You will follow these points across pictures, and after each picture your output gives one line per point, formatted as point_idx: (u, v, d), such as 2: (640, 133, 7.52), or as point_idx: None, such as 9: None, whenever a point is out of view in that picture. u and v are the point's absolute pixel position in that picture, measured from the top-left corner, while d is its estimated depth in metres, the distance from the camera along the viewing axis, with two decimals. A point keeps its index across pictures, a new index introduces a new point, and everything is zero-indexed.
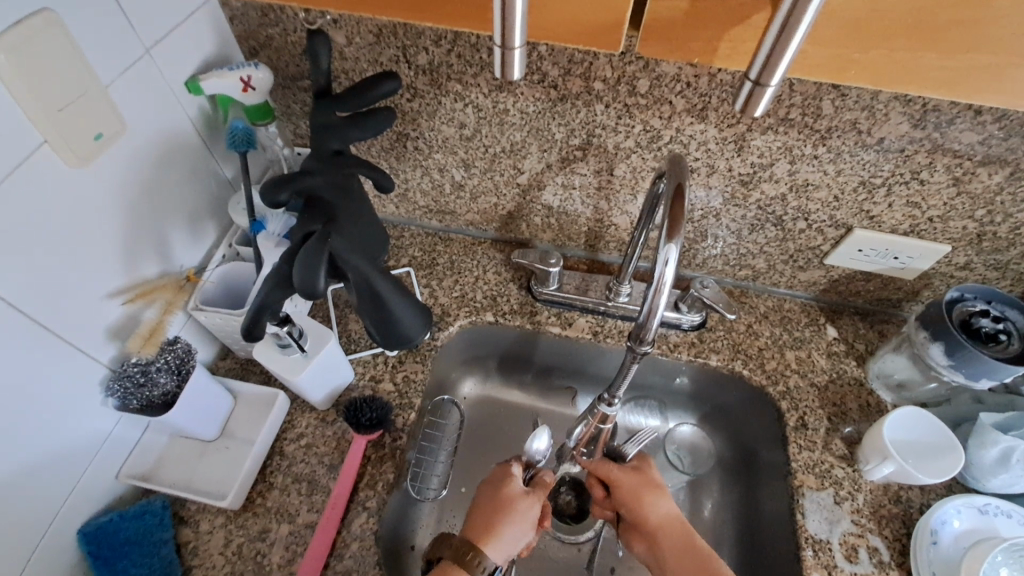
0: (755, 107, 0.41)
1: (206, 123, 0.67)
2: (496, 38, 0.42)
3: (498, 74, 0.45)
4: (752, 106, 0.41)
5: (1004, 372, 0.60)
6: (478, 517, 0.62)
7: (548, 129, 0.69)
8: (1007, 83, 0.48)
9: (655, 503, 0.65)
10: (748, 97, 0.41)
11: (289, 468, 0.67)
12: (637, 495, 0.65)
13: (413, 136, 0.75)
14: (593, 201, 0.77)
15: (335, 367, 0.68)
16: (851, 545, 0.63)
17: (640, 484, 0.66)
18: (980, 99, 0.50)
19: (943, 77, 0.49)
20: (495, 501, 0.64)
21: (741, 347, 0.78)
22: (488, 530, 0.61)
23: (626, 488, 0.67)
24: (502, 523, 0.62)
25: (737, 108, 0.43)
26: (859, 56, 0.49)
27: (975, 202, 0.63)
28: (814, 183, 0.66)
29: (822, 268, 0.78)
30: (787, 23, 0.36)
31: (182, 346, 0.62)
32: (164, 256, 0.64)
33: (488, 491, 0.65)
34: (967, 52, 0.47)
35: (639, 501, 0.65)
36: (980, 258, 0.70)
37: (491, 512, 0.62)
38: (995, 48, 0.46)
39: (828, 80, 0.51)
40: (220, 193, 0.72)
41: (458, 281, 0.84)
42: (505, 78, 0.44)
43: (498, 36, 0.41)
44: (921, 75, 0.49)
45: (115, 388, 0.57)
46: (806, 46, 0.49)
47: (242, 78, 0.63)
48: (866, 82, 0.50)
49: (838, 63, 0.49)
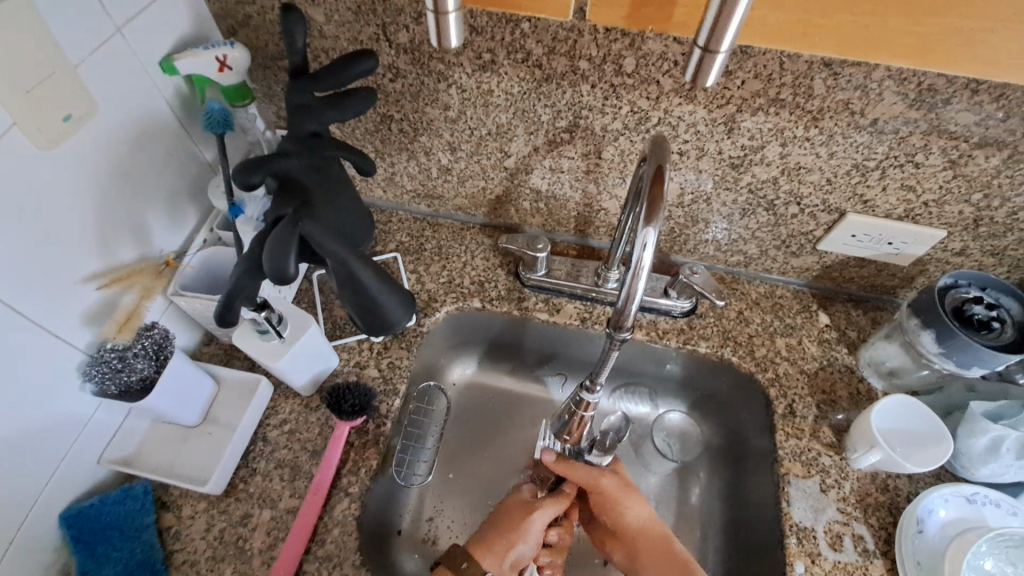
0: (705, 78, 0.39)
1: (183, 104, 0.66)
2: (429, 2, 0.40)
3: (435, 42, 0.44)
4: (702, 77, 0.40)
5: (995, 361, 0.59)
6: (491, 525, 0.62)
7: (533, 110, 0.67)
8: (982, 49, 0.48)
9: (636, 506, 0.65)
10: (697, 66, 0.39)
11: (272, 454, 0.66)
12: (616, 502, 0.64)
13: (398, 118, 0.73)
14: (581, 185, 0.76)
15: (317, 353, 0.67)
16: (837, 535, 0.63)
17: (622, 490, 0.65)
18: (951, 67, 0.50)
19: (912, 45, 0.50)
20: (509, 511, 0.63)
21: (732, 334, 0.77)
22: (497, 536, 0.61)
23: (607, 492, 0.65)
24: (513, 527, 0.61)
25: (688, 79, 0.41)
26: (824, 21, 0.50)
27: (971, 185, 0.62)
28: (806, 167, 0.64)
29: (815, 254, 0.76)
30: None
31: (160, 332, 0.61)
32: (141, 240, 0.63)
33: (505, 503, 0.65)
34: (936, 16, 0.47)
35: (621, 508, 0.64)
36: (977, 243, 0.68)
37: (506, 520, 0.62)
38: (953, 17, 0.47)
39: (794, 47, 0.52)
40: (201, 175, 0.71)
41: (446, 267, 0.83)
42: (443, 46, 0.43)
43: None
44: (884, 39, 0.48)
45: (93, 372, 0.57)
46: (766, 11, 0.50)
47: (217, 57, 0.61)
48: (832, 49, 0.51)
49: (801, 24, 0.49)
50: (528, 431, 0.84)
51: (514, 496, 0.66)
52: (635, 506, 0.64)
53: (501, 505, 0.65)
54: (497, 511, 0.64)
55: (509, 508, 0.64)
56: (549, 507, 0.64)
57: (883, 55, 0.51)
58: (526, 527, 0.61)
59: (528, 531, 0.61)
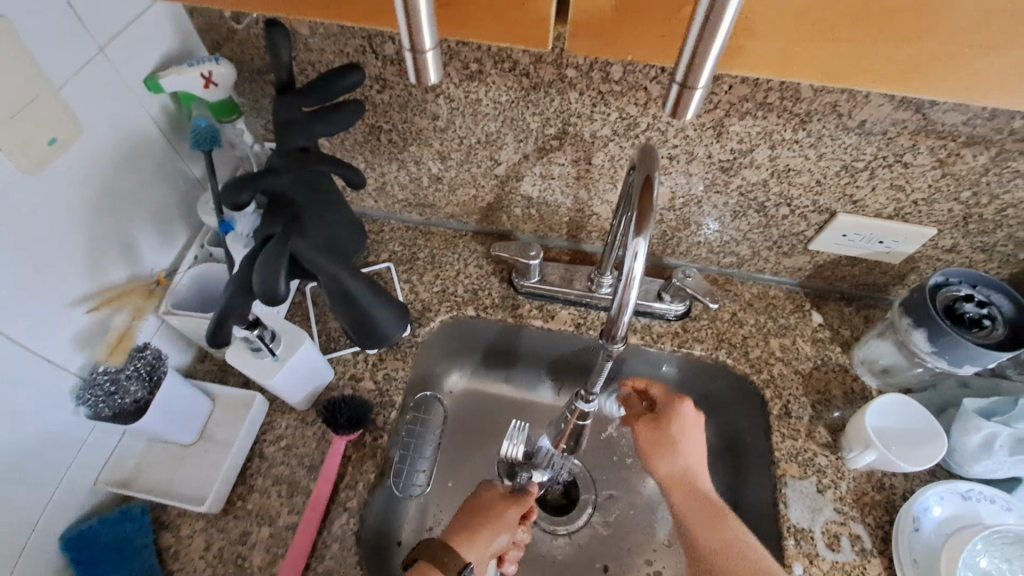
0: (686, 112, 0.38)
1: (170, 121, 0.65)
2: (405, 39, 0.37)
3: (414, 78, 0.40)
4: (681, 109, 0.38)
5: (987, 358, 0.59)
6: (466, 517, 0.62)
7: (522, 119, 0.67)
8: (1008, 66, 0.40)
9: (690, 436, 0.69)
10: (675, 101, 0.38)
11: (269, 470, 0.66)
12: (661, 443, 0.69)
13: (387, 129, 0.73)
14: (572, 190, 0.76)
15: (313, 368, 0.66)
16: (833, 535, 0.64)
17: (659, 440, 0.69)
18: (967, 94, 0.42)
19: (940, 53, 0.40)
20: (486, 503, 0.63)
21: (726, 336, 0.78)
22: (475, 525, 0.60)
23: (653, 432, 0.69)
24: (493, 518, 0.62)
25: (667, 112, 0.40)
26: (797, 48, 0.41)
27: (959, 183, 0.62)
28: (795, 169, 0.65)
29: (807, 253, 0.76)
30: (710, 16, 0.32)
31: (151, 353, 0.61)
32: (132, 259, 0.63)
33: (478, 496, 0.64)
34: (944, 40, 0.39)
35: (661, 445, 0.69)
36: (966, 240, 0.69)
37: (484, 511, 0.62)
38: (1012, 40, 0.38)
39: (773, 75, 0.43)
40: (190, 192, 0.70)
41: (439, 275, 0.83)
42: (420, 84, 0.40)
43: (407, 37, 0.37)
44: (891, 76, 0.42)
45: (86, 397, 0.56)
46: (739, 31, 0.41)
47: (202, 73, 0.61)
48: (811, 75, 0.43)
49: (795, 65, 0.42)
50: None
51: (489, 491, 0.65)
52: (696, 436, 0.69)
53: (474, 499, 0.64)
54: (469, 503, 0.64)
55: (485, 500, 0.64)
56: (524, 502, 0.65)
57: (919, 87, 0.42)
58: (504, 520, 0.62)
59: (506, 523, 0.62)
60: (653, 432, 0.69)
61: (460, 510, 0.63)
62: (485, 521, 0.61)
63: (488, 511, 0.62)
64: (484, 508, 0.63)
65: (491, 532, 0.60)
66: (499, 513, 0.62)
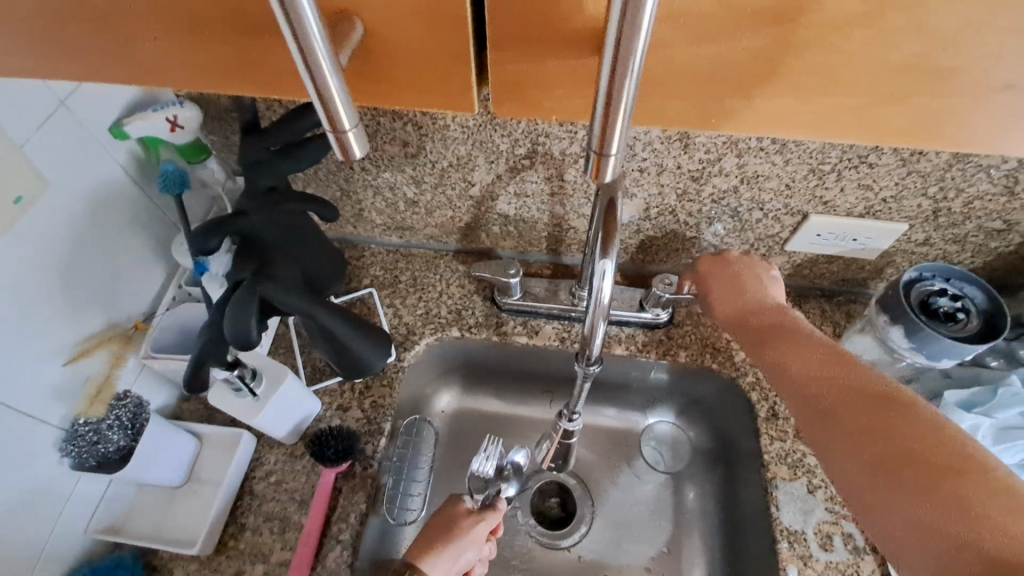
0: (604, 175, 0.39)
1: (139, 167, 0.65)
2: (325, 122, 0.34)
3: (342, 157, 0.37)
4: (602, 174, 0.39)
5: (963, 352, 0.60)
6: (430, 532, 0.64)
7: (491, 140, 0.67)
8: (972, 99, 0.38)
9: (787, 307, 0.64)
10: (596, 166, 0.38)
11: (260, 507, 0.66)
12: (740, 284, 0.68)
13: (359, 157, 0.73)
14: (548, 207, 0.76)
15: (297, 403, 0.66)
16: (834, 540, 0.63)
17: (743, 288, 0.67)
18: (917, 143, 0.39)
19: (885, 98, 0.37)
20: (452, 517, 0.65)
21: (710, 341, 0.78)
22: (439, 543, 0.62)
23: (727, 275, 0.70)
24: (457, 535, 0.63)
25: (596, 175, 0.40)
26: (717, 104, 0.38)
27: (925, 180, 0.62)
28: (764, 174, 0.65)
29: (784, 254, 0.77)
30: (619, 42, 0.29)
31: (133, 400, 0.60)
32: (109, 307, 0.63)
33: (444, 510, 0.66)
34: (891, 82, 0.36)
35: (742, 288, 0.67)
36: (938, 233, 0.69)
37: (450, 527, 0.64)
38: (947, 92, 0.36)
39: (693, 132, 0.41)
40: (166, 234, 0.71)
41: (421, 298, 0.83)
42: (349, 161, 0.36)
43: (325, 121, 0.34)
44: (811, 126, 0.39)
45: (70, 449, 0.57)
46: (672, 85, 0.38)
47: (168, 118, 0.61)
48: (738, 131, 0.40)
49: (716, 122, 0.40)
50: None
51: (455, 504, 0.66)
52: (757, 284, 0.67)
53: (440, 514, 0.66)
54: (435, 516, 0.65)
55: (450, 515, 0.65)
56: (491, 517, 0.66)
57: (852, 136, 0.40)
58: (469, 537, 0.63)
59: (472, 540, 0.63)
60: (709, 267, 0.72)
61: (426, 524, 0.65)
62: (450, 538, 0.63)
63: (453, 527, 0.64)
64: (449, 523, 0.64)
65: (455, 550, 0.62)
66: (463, 529, 0.64)
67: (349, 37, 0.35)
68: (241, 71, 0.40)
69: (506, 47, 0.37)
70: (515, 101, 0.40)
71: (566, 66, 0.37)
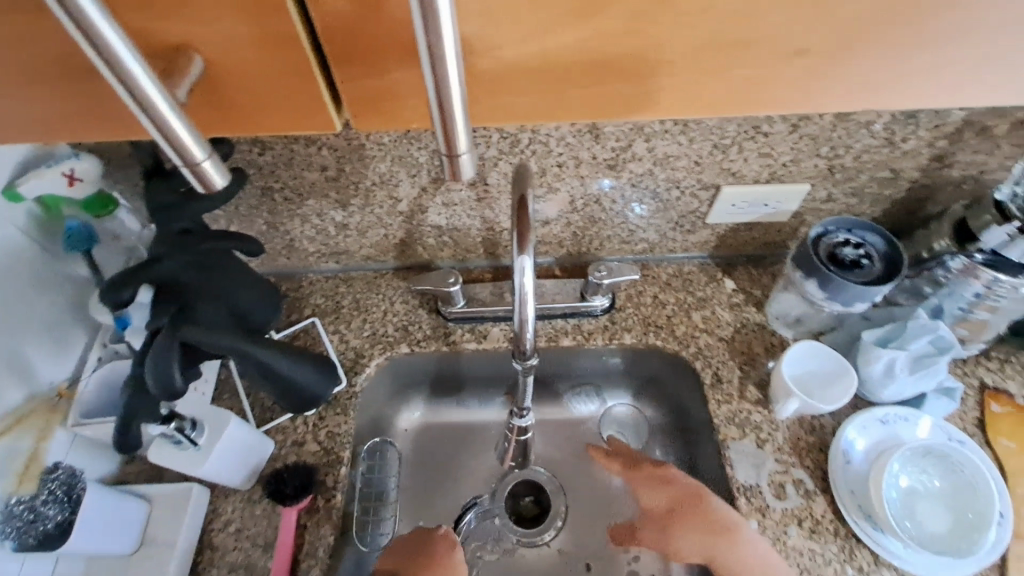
0: (462, 172, 0.41)
1: (42, 228, 0.62)
2: (176, 158, 0.38)
3: (206, 189, 0.40)
4: (459, 172, 0.41)
5: (871, 294, 0.65)
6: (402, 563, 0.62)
7: (409, 155, 0.68)
8: (817, 75, 0.44)
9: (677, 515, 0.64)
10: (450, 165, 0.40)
11: (223, 558, 0.64)
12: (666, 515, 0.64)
13: (279, 187, 0.72)
14: (478, 212, 0.78)
15: (247, 446, 0.65)
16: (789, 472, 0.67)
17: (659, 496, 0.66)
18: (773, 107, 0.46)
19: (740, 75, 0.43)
20: (427, 546, 0.63)
21: (652, 320, 0.81)
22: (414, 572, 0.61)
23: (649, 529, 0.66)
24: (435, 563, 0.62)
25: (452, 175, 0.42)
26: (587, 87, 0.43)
27: (816, 141, 0.68)
28: (674, 155, 0.69)
29: (707, 227, 0.81)
30: (434, 53, 0.33)
31: (64, 471, 0.58)
32: (24, 378, 0.60)
33: (418, 538, 0.65)
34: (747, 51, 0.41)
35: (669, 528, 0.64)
36: (839, 189, 0.75)
37: (427, 553, 0.63)
38: (755, 62, 0.42)
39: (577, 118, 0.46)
40: (81, 292, 0.67)
41: (366, 319, 0.82)
42: (212, 192, 0.40)
43: (174, 155, 0.37)
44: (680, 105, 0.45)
45: (9, 530, 0.54)
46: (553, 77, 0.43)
47: (64, 172, 0.58)
48: (619, 111, 0.46)
49: (602, 103, 0.45)
50: (487, 460, 0.85)
51: (429, 531, 0.65)
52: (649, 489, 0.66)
53: (413, 541, 0.64)
54: (408, 544, 0.64)
55: (426, 540, 0.64)
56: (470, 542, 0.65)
57: (697, 111, 0.46)
58: (448, 564, 0.62)
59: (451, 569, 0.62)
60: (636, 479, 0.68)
61: (399, 554, 0.63)
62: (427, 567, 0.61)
63: (431, 557, 0.62)
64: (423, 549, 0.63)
65: None
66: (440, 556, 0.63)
67: (189, 73, 0.40)
68: (100, 115, 0.46)
69: (346, 66, 0.42)
70: (373, 117, 0.46)
71: (410, 77, 0.43)
